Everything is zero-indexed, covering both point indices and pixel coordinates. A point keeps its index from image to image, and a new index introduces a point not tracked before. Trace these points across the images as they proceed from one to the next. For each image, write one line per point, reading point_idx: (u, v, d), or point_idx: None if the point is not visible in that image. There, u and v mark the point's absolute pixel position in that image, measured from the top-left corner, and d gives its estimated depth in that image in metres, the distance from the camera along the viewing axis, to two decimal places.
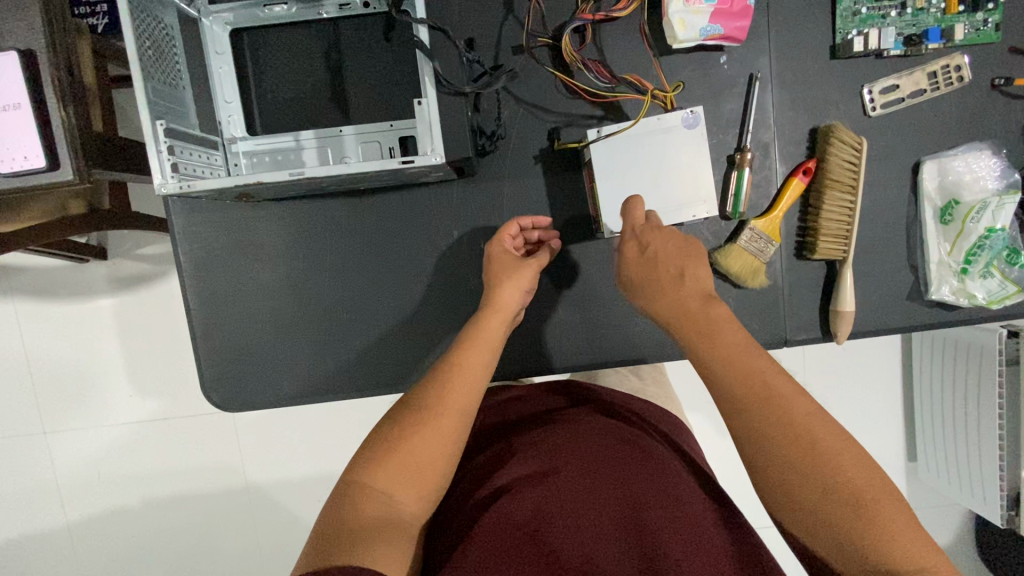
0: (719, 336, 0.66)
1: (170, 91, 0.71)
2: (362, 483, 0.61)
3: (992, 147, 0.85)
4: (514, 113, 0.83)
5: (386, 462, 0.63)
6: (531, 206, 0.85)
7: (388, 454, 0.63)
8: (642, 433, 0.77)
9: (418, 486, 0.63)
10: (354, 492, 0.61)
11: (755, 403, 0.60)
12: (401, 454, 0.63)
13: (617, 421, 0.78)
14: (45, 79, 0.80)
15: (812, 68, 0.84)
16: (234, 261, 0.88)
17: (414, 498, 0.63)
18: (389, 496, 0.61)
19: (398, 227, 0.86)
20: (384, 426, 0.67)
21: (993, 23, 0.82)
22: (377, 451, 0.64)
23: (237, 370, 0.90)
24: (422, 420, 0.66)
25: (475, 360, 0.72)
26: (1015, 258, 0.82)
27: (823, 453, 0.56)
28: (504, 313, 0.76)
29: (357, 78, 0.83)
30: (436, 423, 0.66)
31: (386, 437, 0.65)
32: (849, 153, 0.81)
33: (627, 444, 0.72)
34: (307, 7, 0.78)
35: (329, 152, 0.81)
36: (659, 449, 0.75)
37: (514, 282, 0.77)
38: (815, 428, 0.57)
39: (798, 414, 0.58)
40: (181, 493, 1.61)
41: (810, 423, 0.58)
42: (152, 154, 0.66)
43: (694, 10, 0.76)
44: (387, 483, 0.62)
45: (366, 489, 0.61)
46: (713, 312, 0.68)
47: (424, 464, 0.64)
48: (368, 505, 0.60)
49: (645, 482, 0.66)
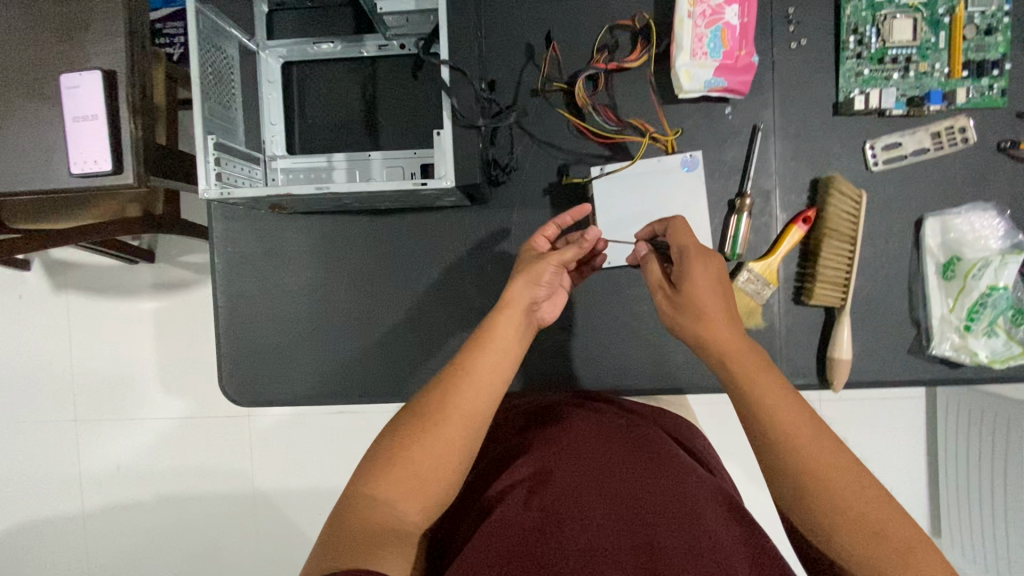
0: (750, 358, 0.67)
1: (224, 111, 0.81)
2: (363, 491, 0.63)
3: (997, 207, 0.86)
4: (527, 148, 0.90)
5: (387, 469, 0.65)
6: (537, 234, 0.91)
7: (389, 462, 0.65)
8: (649, 434, 0.77)
9: (421, 492, 0.65)
10: (357, 499, 0.63)
11: (789, 428, 0.61)
12: (403, 461, 0.65)
13: (621, 423, 0.79)
14: (121, 95, 0.91)
15: (815, 122, 0.88)
16: (262, 267, 0.95)
17: (418, 507, 0.64)
18: (391, 504, 0.63)
19: (413, 246, 0.93)
20: (390, 435, 0.68)
21: (998, 89, 0.85)
22: (380, 458, 0.66)
23: (253, 368, 0.96)
24: (424, 429, 0.67)
25: (484, 364, 0.72)
26: (1019, 318, 0.83)
27: (854, 481, 0.57)
28: (515, 312, 0.75)
29: (388, 109, 0.92)
30: (438, 430, 0.67)
31: (390, 446, 0.67)
32: (848, 205, 0.85)
33: (630, 449, 0.73)
34: (351, 45, 0.90)
35: (357, 174, 0.90)
36: (666, 448, 0.75)
37: (525, 283, 0.76)
38: (842, 454, 0.59)
39: (825, 441, 0.60)
40: (194, 492, 1.67)
41: (834, 450, 0.59)
42: (200, 162, 0.75)
43: (699, 64, 0.83)
44: (388, 490, 0.64)
45: (369, 496, 0.63)
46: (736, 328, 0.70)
47: (427, 472, 0.65)
48: (371, 512, 0.62)
49: (649, 486, 0.67)
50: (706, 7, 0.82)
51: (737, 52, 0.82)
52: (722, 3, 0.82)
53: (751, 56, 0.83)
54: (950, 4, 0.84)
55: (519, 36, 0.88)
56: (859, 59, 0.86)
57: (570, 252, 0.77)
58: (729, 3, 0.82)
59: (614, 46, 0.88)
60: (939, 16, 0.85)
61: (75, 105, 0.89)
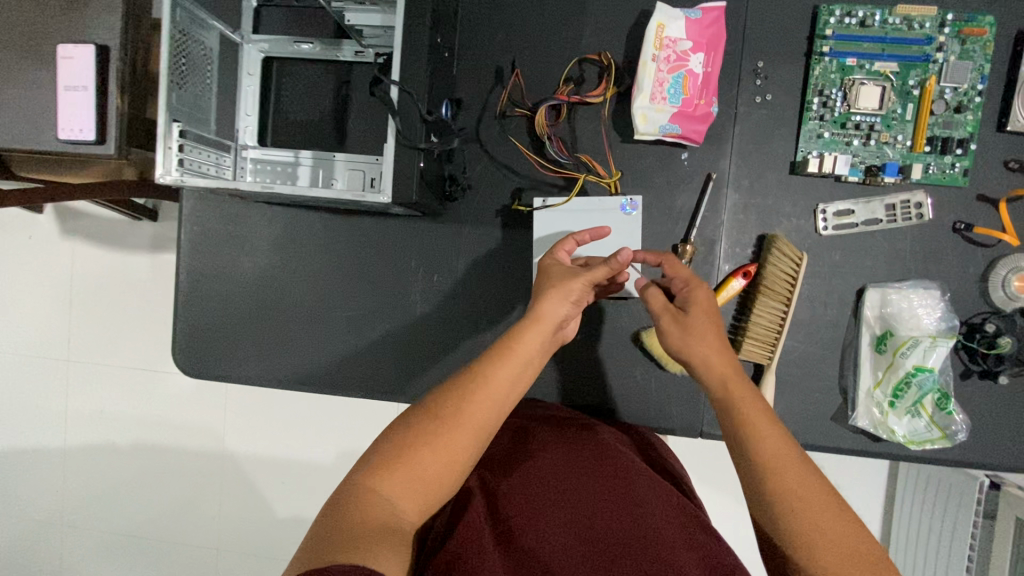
0: (746, 395, 0.70)
1: (196, 101, 0.85)
2: (366, 487, 0.62)
3: (942, 288, 0.85)
4: (485, 168, 0.92)
5: (393, 469, 0.63)
6: (484, 254, 0.93)
7: (395, 463, 0.63)
8: (618, 451, 0.79)
9: (421, 496, 0.63)
10: (358, 496, 0.61)
11: (784, 465, 0.64)
12: (412, 462, 0.63)
13: (589, 438, 0.80)
14: (112, 70, 0.96)
15: (769, 178, 0.88)
16: (224, 248, 1.00)
17: (416, 510, 0.63)
18: (393, 504, 0.62)
19: (367, 248, 0.97)
20: (396, 432, 0.66)
21: (960, 168, 0.84)
22: (388, 457, 0.64)
23: (205, 343, 1.02)
24: (433, 432, 0.65)
25: (501, 376, 0.69)
26: (944, 402, 0.82)
27: (839, 516, 0.61)
28: (544, 328, 0.73)
29: (359, 112, 0.95)
30: (448, 437, 0.65)
31: (396, 441, 0.65)
32: (788, 266, 0.85)
33: (594, 471, 0.75)
34: (330, 48, 0.93)
35: (320, 173, 0.91)
36: (633, 466, 0.77)
37: (557, 295, 0.74)
38: (826, 486, 0.63)
39: (812, 476, 0.64)
40: (168, 445, 1.75)
41: (821, 484, 0.63)
42: (161, 148, 0.79)
43: (657, 108, 0.84)
44: (392, 491, 0.62)
45: (370, 493, 0.62)
46: (715, 335, 0.74)
47: (430, 477, 0.64)
48: (371, 511, 0.60)
49: (610, 511, 0.70)
50: (671, 53, 0.83)
51: (696, 101, 0.84)
52: (687, 50, 0.83)
53: (711, 106, 0.84)
54: (922, 76, 0.83)
55: (490, 58, 0.90)
56: (822, 121, 0.85)
57: (598, 272, 0.75)
58: (694, 51, 0.83)
59: (580, 80, 0.89)
60: (909, 88, 0.83)
61: (68, 75, 0.95)
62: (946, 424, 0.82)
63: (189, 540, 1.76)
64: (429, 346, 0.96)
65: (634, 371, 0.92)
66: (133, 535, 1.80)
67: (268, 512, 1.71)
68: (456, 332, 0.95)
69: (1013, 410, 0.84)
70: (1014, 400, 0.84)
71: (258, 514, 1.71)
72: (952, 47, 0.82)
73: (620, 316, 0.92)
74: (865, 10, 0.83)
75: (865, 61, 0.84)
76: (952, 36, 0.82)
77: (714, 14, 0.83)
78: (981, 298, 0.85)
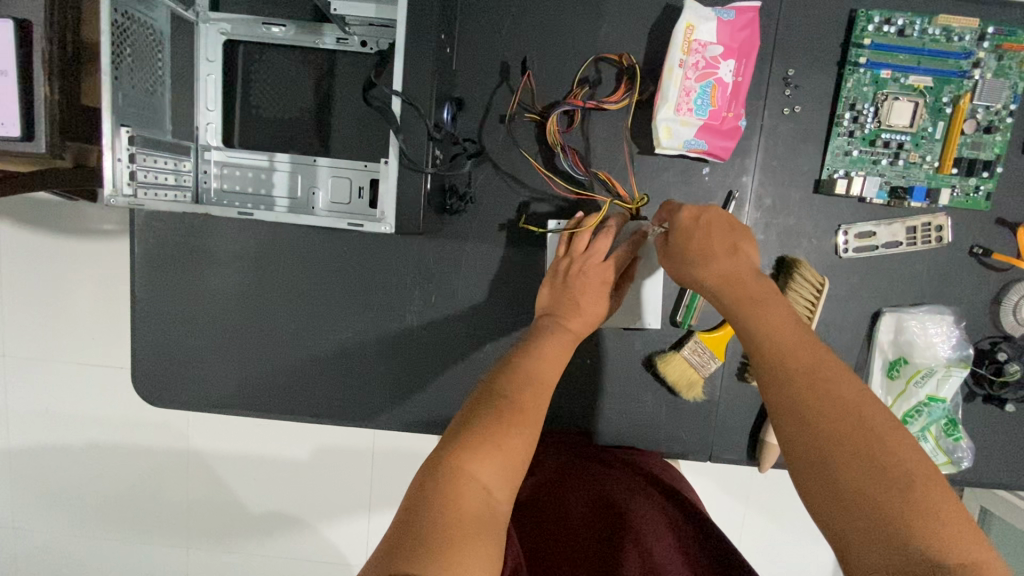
0: (794, 343, 0.56)
1: (146, 98, 0.72)
2: (461, 470, 0.56)
3: (955, 313, 0.84)
4: (489, 179, 0.83)
5: (487, 452, 0.58)
6: (486, 273, 0.86)
7: (486, 445, 0.58)
8: (642, 491, 0.79)
9: (513, 481, 0.59)
10: (452, 482, 0.55)
11: (829, 426, 0.49)
12: (500, 449, 0.59)
13: (613, 480, 0.80)
14: (37, 52, 0.77)
15: (792, 197, 0.83)
16: (188, 262, 0.88)
17: (508, 496, 0.58)
18: (488, 493, 0.56)
19: (355, 264, 0.87)
20: (475, 421, 0.61)
21: (984, 191, 0.81)
22: (477, 440, 0.58)
23: (170, 367, 0.91)
24: (515, 422, 0.62)
25: (555, 367, 0.71)
26: (951, 428, 0.83)
27: (904, 494, 0.45)
28: (586, 322, 0.76)
29: (343, 110, 0.83)
30: (530, 428, 0.63)
31: (489, 428, 0.60)
32: (808, 293, 0.81)
33: (624, 512, 0.75)
34: (307, 34, 0.79)
35: (299, 180, 0.79)
36: (656, 505, 0.77)
37: (598, 295, 0.76)
38: (895, 454, 0.47)
39: (873, 441, 0.48)
40: (78, 442, 1.30)
41: (888, 453, 0.47)
42: (108, 160, 0.66)
43: (682, 121, 0.76)
44: (487, 477, 0.57)
45: (467, 478, 0.56)
46: (730, 250, 0.66)
47: (519, 457, 0.60)
48: (468, 499, 0.54)
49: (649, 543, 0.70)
50: (700, 58, 0.75)
51: (725, 113, 0.76)
52: (717, 56, 0.75)
53: (739, 120, 0.77)
54: (955, 93, 0.79)
55: (495, 54, 0.80)
56: (851, 137, 0.80)
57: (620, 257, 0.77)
58: (725, 57, 0.75)
59: (596, 82, 0.80)
60: (942, 105, 0.79)
61: None
62: (951, 450, 0.84)
63: (122, 558, 1.39)
64: (426, 370, 0.89)
65: (644, 396, 0.88)
66: (47, 552, 1.39)
67: (234, 507, 1.32)
68: (456, 356, 0.88)
69: (1009, 433, 0.85)
70: (1011, 423, 0.85)
71: (214, 519, 1.33)
72: (989, 63, 0.78)
73: (630, 340, 0.87)
74: (905, 18, 0.77)
75: (900, 74, 0.78)
76: (990, 51, 0.77)
77: (748, 16, 0.75)
78: (991, 324, 0.84)
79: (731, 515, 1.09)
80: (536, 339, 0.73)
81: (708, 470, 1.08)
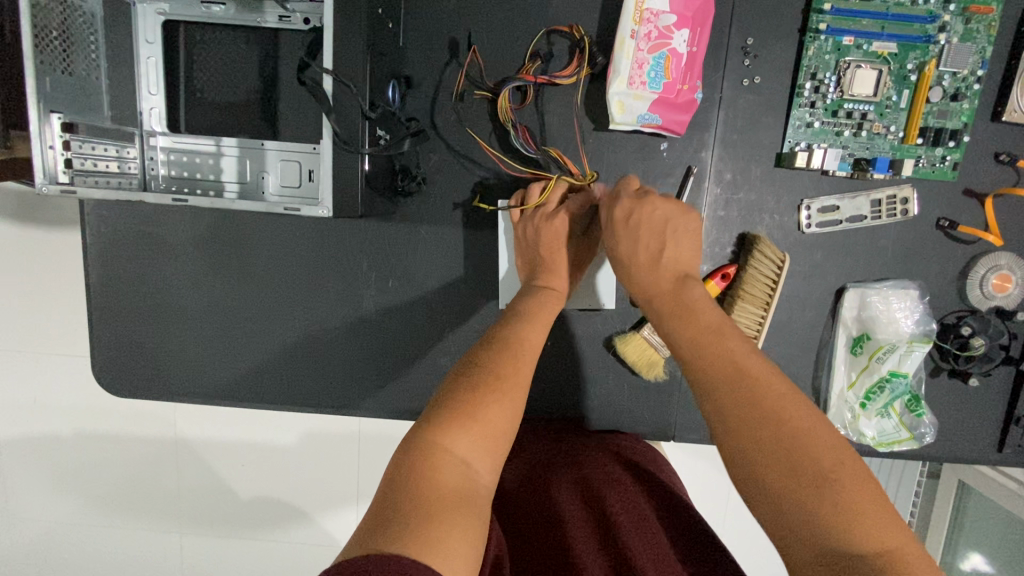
0: (716, 352, 0.55)
1: (78, 83, 0.68)
2: (437, 445, 0.53)
3: (920, 288, 0.82)
4: (442, 159, 0.81)
5: (464, 424, 0.54)
6: (442, 256, 0.84)
7: (466, 417, 0.55)
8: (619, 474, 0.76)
9: (495, 453, 0.56)
10: (425, 456, 0.52)
11: (762, 443, 0.49)
12: (478, 419, 0.55)
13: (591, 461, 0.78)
14: None
15: (753, 172, 0.80)
16: (144, 252, 0.87)
17: (488, 470, 0.55)
18: (466, 465, 0.53)
19: (311, 251, 0.86)
20: (451, 392, 0.57)
21: (951, 161, 0.79)
22: (452, 412, 0.55)
23: (132, 357, 0.90)
24: (492, 389, 0.58)
25: (538, 333, 0.66)
26: (914, 404, 0.82)
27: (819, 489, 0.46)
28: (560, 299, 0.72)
29: (291, 92, 0.82)
30: (512, 396, 0.58)
31: (465, 400, 0.56)
32: (769, 268, 0.79)
33: (607, 501, 0.72)
34: (247, 12, 0.77)
35: (248, 164, 0.75)
36: (636, 495, 0.74)
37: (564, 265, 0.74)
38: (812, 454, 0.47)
39: (791, 446, 0.48)
40: (56, 435, 1.23)
41: (808, 459, 0.47)
42: (39, 150, 0.65)
43: (635, 95, 0.73)
44: (465, 449, 0.54)
45: (443, 452, 0.53)
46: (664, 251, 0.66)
47: (498, 428, 0.56)
48: (444, 475, 0.51)
49: (627, 531, 0.68)
50: (653, 28, 0.72)
51: (680, 86, 0.74)
52: (671, 25, 0.72)
53: (695, 92, 0.75)
54: (921, 60, 0.76)
55: (443, 29, 0.77)
56: (812, 108, 0.78)
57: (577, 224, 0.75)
58: (679, 26, 0.72)
59: (549, 55, 0.77)
60: (907, 72, 0.76)
61: None
62: (913, 426, 0.83)
63: None
64: (389, 356, 0.88)
65: (606, 377, 0.87)
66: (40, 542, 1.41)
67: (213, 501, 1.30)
68: (416, 341, 0.87)
69: (972, 407, 0.85)
70: (974, 397, 0.85)
71: (195, 507, 1.28)
72: (956, 26, 0.75)
73: (591, 321, 0.86)
74: None
75: (863, 40, 0.75)
76: (956, 14, 0.74)
77: None
78: (957, 297, 0.83)
79: (719, 492, 1.09)
80: (514, 304, 0.70)
81: (703, 451, 1.08)
